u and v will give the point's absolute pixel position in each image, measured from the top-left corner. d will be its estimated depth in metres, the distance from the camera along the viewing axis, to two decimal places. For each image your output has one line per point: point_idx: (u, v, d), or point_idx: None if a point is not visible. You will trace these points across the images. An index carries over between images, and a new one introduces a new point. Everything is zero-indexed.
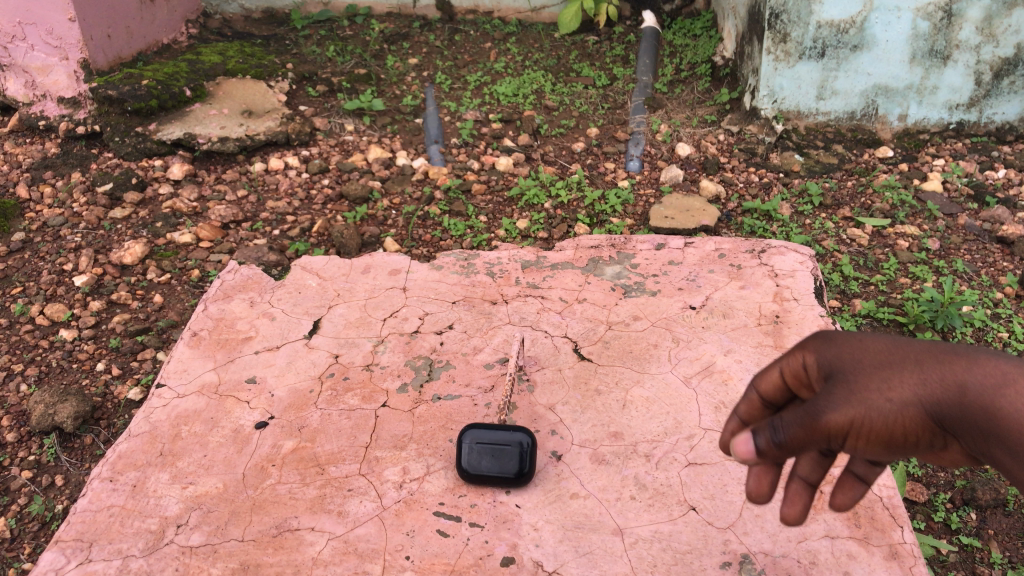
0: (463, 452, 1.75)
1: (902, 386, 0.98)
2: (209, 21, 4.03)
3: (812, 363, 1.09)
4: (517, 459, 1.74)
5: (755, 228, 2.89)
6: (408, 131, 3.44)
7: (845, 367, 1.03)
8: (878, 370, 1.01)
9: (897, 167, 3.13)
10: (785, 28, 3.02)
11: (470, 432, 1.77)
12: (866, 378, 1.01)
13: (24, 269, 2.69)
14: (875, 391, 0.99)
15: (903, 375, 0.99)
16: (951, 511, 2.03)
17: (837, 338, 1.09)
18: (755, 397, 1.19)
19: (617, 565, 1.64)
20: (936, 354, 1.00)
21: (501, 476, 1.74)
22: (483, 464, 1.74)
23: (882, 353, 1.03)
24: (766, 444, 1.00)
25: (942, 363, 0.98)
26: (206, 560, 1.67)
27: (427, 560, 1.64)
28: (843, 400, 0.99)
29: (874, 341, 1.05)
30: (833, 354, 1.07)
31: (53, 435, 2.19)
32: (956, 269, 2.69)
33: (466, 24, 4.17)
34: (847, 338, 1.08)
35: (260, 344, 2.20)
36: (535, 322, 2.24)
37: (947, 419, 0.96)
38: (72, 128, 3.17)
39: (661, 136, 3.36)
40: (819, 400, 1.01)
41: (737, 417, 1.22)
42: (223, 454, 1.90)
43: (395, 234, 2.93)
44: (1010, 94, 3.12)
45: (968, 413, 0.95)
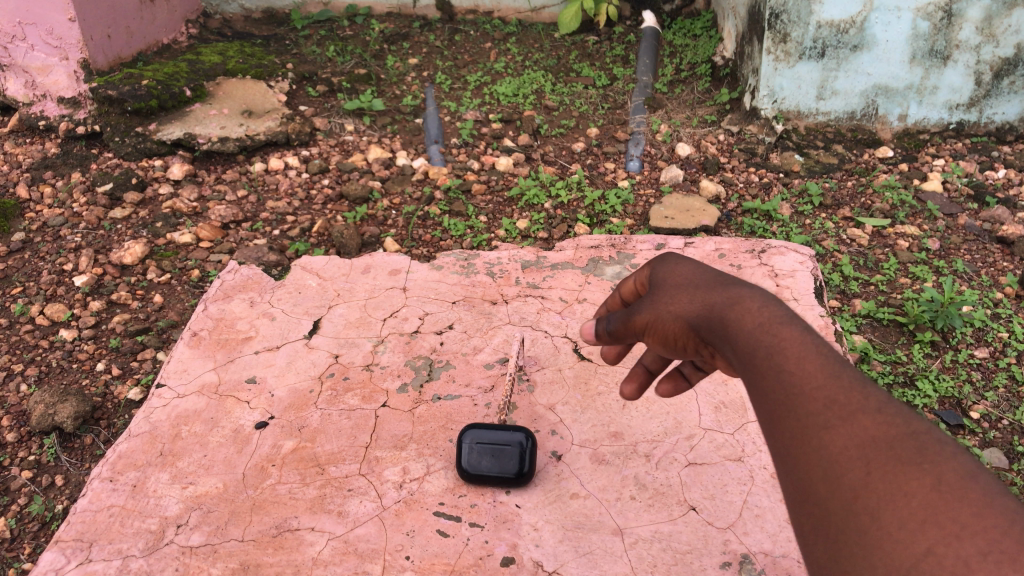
0: (462, 452, 1.75)
1: (680, 304, 1.06)
2: (209, 21, 4.03)
3: (646, 280, 1.20)
4: (517, 459, 1.74)
5: (755, 228, 2.89)
6: (408, 131, 3.44)
7: (659, 283, 1.14)
8: (677, 287, 1.09)
9: (897, 167, 3.13)
10: (785, 28, 3.02)
11: (469, 432, 1.77)
12: (667, 291, 1.10)
13: (24, 269, 2.69)
14: (664, 303, 1.08)
15: (687, 293, 1.06)
16: None
17: (669, 260, 1.17)
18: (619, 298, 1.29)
19: (617, 565, 1.64)
20: (722, 280, 1.06)
21: (501, 476, 1.74)
22: (483, 464, 1.74)
23: (689, 273, 1.10)
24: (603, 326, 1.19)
25: (717, 291, 1.03)
26: (206, 560, 1.67)
27: (427, 560, 1.64)
28: (648, 307, 1.12)
29: (686, 265, 1.13)
30: (660, 270, 1.16)
31: (53, 435, 2.19)
32: (956, 269, 2.69)
33: (466, 24, 4.17)
34: (675, 261, 1.15)
35: (260, 345, 2.20)
36: (535, 322, 2.24)
37: (700, 331, 1.02)
38: (72, 128, 3.17)
39: (661, 136, 3.36)
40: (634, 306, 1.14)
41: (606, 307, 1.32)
42: (223, 454, 1.90)
43: (395, 234, 2.93)
44: (1010, 95, 3.12)
45: (711, 324, 1.00)
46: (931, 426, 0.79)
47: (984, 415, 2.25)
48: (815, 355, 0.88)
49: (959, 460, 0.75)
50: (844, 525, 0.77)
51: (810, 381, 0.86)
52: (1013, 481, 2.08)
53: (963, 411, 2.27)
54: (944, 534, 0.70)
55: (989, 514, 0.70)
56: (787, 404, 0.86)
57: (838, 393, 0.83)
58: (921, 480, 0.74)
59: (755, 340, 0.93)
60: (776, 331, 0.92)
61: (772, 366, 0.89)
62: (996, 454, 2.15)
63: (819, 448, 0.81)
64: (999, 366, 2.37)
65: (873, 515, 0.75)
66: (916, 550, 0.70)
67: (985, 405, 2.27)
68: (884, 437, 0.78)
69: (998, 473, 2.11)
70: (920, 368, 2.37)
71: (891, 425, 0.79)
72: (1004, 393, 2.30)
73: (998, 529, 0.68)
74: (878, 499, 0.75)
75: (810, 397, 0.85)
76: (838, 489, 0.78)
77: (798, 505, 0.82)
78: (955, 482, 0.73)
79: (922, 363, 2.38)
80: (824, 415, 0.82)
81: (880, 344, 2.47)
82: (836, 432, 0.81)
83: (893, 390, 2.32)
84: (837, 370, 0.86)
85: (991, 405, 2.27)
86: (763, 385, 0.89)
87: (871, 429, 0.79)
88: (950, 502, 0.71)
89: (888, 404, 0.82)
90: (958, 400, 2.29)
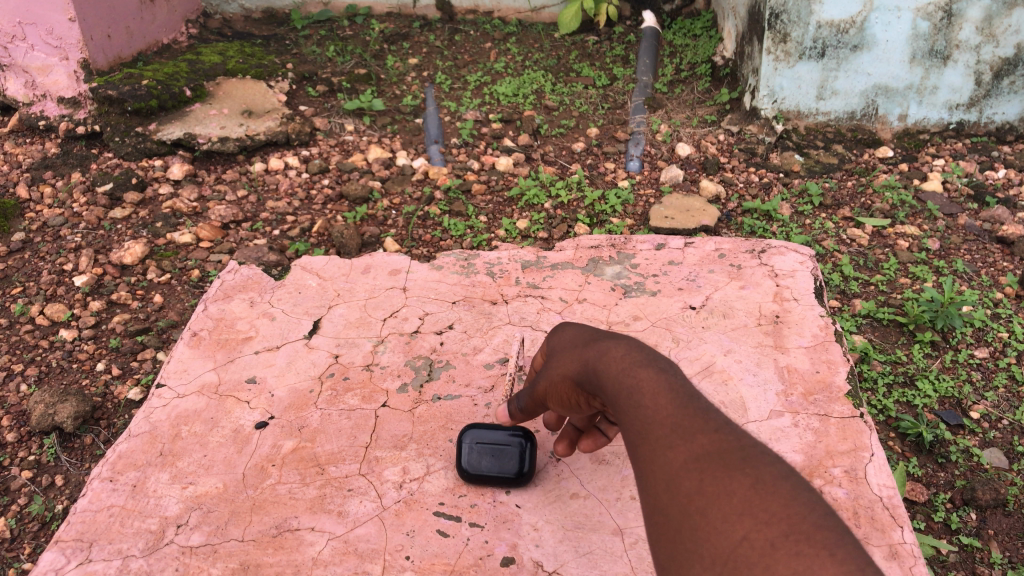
0: (462, 453, 1.75)
1: (564, 363, 1.20)
2: (209, 21, 4.03)
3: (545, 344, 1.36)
4: (517, 459, 1.74)
5: (755, 228, 2.89)
6: (408, 131, 3.44)
7: (552, 345, 1.28)
8: (563, 348, 1.24)
9: (897, 167, 3.13)
10: (785, 28, 3.02)
11: (469, 434, 1.77)
12: (556, 355, 1.25)
13: (24, 269, 2.69)
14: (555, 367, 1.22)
15: (569, 352, 1.20)
16: (951, 511, 2.03)
17: (560, 326, 1.32)
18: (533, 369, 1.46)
19: (617, 565, 1.64)
20: (598, 335, 1.19)
21: (502, 476, 1.74)
22: (483, 464, 1.74)
23: (572, 334, 1.25)
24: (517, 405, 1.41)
25: (590, 347, 1.17)
26: (206, 560, 1.67)
27: (427, 560, 1.64)
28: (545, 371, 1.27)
29: (571, 327, 1.28)
30: (553, 336, 1.31)
31: (53, 435, 2.19)
32: (956, 269, 2.69)
33: (466, 24, 4.17)
34: (562, 325, 1.30)
35: (260, 345, 2.20)
36: (535, 322, 2.24)
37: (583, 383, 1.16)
38: (72, 128, 3.17)
39: (661, 136, 3.36)
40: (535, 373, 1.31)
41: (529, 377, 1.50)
42: (223, 454, 1.90)
43: (395, 234, 2.93)
44: (1010, 95, 3.12)
45: (588, 377, 1.14)
46: (756, 440, 0.94)
47: (984, 415, 2.25)
48: (666, 388, 1.01)
49: (775, 464, 0.90)
50: (681, 526, 0.90)
51: (660, 411, 0.99)
52: (1013, 481, 2.08)
53: (962, 411, 2.26)
54: (757, 525, 0.84)
55: (794, 506, 0.85)
56: (641, 432, 0.99)
57: (683, 419, 0.97)
58: (742, 482, 0.88)
59: (618, 381, 1.06)
60: (635, 372, 1.05)
61: (630, 401, 1.03)
62: (996, 454, 2.15)
63: (664, 465, 0.94)
64: (999, 366, 2.37)
65: (703, 515, 0.88)
66: (735, 538, 0.84)
67: (985, 405, 2.27)
68: (716, 450, 0.92)
69: (998, 473, 2.11)
70: (920, 368, 2.37)
71: (722, 440, 0.93)
72: (1004, 393, 2.30)
73: (799, 516, 0.83)
74: (708, 502, 0.88)
75: (660, 424, 0.98)
76: (677, 496, 0.91)
77: (649, 516, 0.95)
78: (770, 482, 0.87)
79: (921, 363, 2.38)
80: (669, 437, 0.96)
81: (880, 344, 2.47)
82: (677, 450, 0.94)
83: (893, 390, 2.32)
84: (682, 399, 1.00)
85: (991, 405, 2.27)
86: (623, 417, 1.03)
87: (704, 444, 0.93)
88: (765, 498, 0.86)
89: (723, 424, 0.96)
90: (958, 400, 2.29)
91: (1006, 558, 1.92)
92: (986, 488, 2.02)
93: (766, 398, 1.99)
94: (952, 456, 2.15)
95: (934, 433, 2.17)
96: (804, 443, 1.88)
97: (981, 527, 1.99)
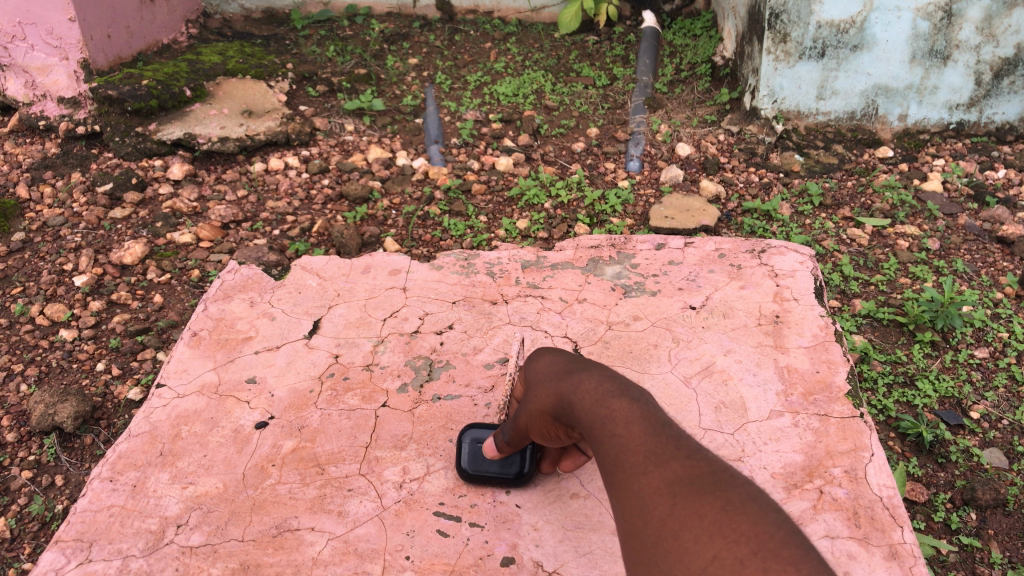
0: (462, 453, 1.78)
1: (541, 396, 1.24)
2: (209, 21, 4.03)
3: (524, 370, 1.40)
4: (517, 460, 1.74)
5: (755, 228, 2.89)
6: (408, 131, 3.44)
7: (529, 374, 1.32)
8: (539, 379, 1.27)
9: (897, 167, 3.13)
10: (785, 28, 3.02)
11: (467, 434, 1.80)
12: (533, 387, 1.28)
13: (24, 269, 2.69)
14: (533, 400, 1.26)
15: (544, 385, 1.23)
16: (951, 511, 2.03)
17: (536, 352, 1.36)
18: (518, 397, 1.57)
19: (616, 565, 1.64)
20: (573, 366, 1.23)
21: (501, 476, 1.74)
22: (482, 465, 1.76)
23: (548, 363, 1.28)
24: (502, 436, 1.48)
25: (564, 379, 1.20)
26: (206, 560, 1.67)
27: (427, 560, 1.64)
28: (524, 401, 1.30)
29: (548, 354, 1.31)
30: (530, 363, 1.35)
31: (53, 435, 2.19)
32: (956, 269, 2.69)
33: (466, 24, 4.17)
34: (540, 353, 1.34)
35: (260, 345, 2.20)
36: (535, 322, 2.24)
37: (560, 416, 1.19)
38: (72, 128, 3.17)
39: (661, 136, 3.36)
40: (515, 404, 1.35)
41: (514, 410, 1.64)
42: (223, 454, 1.90)
43: (395, 234, 2.93)
44: (1010, 95, 3.12)
45: (564, 410, 1.17)
46: (724, 463, 0.98)
47: (984, 415, 2.25)
48: (639, 417, 1.04)
49: (743, 486, 0.94)
50: (655, 549, 0.92)
51: (634, 439, 1.02)
52: (1013, 481, 2.08)
53: (962, 411, 2.26)
54: (728, 544, 0.87)
55: (762, 524, 0.88)
56: (615, 460, 1.02)
57: (655, 445, 1.00)
58: (713, 505, 0.91)
59: (592, 412, 1.09)
60: (607, 402, 1.08)
61: (604, 432, 1.06)
62: (996, 454, 2.15)
63: (638, 490, 0.97)
64: (999, 366, 2.37)
65: (676, 538, 0.91)
66: (707, 558, 0.87)
67: (985, 405, 2.27)
68: (687, 474, 0.95)
69: (998, 473, 2.11)
70: (920, 368, 2.37)
71: (694, 465, 0.96)
72: (1004, 393, 2.30)
73: (767, 535, 0.87)
74: (681, 524, 0.91)
75: (633, 451, 1.00)
76: (651, 520, 0.94)
77: (624, 539, 0.97)
78: (739, 503, 0.91)
79: (922, 363, 2.38)
80: (642, 464, 0.98)
81: (880, 344, 2.47)
82: (650, 475, 0.97)
83: (893, 390, 2.32)
84: (655, 426, 1.03)
85: (991, 405, 2.27)
86: (598, 446, 1.06)
87: (678, 469, 0.96)
88: (735, 518, 0.89)
89: (693, 448, 0.99)
90: (958, 400, 2.29)
91: (1006, 558, 1.92)
92: (986, 488, 2.02)
93: (766, 398, 1.99)
94: (952, 456, 2.15)
95: (933, 433, 2.17)
96: (804, 443, 1.88)
97: (981, 527, 1.99)
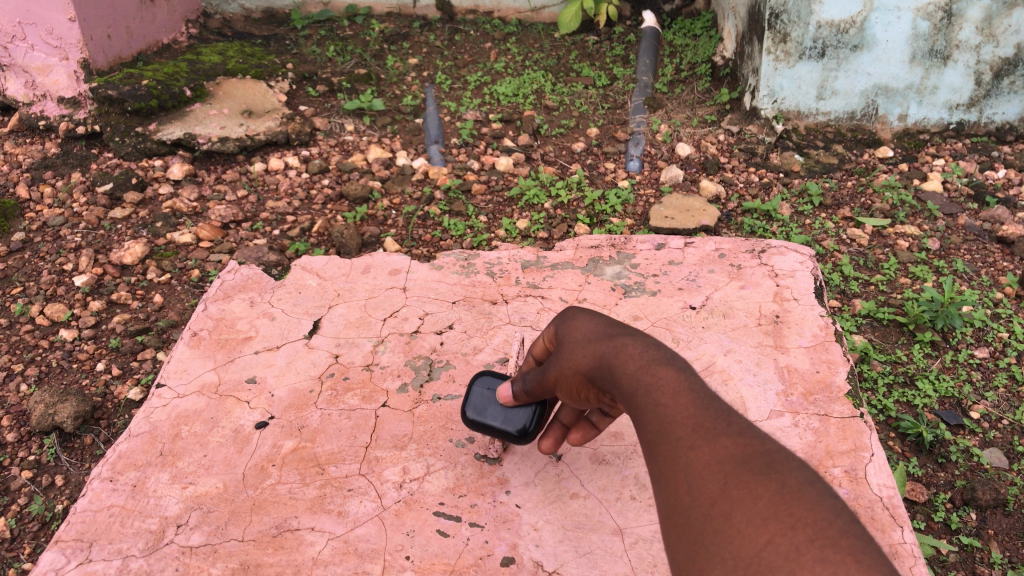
0: (469, 397, 1.62)
1: (577, 355, 1.26)
2: (209, 21, 4.03)
3: (549, 332, 1.41)
4: (525, 416, 1.54)
5: (755, 228, 2.89)
6: (408, 131, 3.44)
7: (561, 335, 1.33)
8: (575, 340, 1.28)
9: (897, 167, 3.13)
10: (785, 28, 3.02)
11: (481, 379, 1.64)
12: (566, 346, 1.30)
13: (24, 269, 2.69)
14: (565, 359, 1.28)
15: (583, 346, 1.25)
16: (951, 511, 2.02)
17: (566, 313, 1.38)
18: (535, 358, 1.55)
19: (617, 565, 1.64)
20: (610, 329, 1.26)
21: (503, 431, 1.56)
22: (486, 414, 1.59)
23: (584, 325, 1.30)
24: (521, 388, 1.47)
25: (604, 342, 1.22)
26: (206, 560, 1.67)
27: (427, 560, 1.64)
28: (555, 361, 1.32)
29: (582, 315, 1.33)
30: (560, 324, 1.36)
31: (53, 435, 2.19)
32: (956, 269, 2.69)
33: (466, 24, 4.17)
34: (571, 315, 1.36)
35: (260, 345, 2.20)
36: (535, 322, 2.24)
37: (595, 377, 1.22)
38: (72, 128, 3.17)
39: (661, 136, 3.36)
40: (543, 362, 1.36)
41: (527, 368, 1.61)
42: (223, 454, 1.90)
43: (395, 234, 2.93)
44: (1010, 95, 3.12)
45: (603, 373, 1.19)
46: (780, 446, 0.96)
47: (984, 415, 2.25)
48: (687, 390, 1.06)
49: (801, 471, 0.92)
50: (703, 528, 0.92)
51: (682, 411, 1.03)
52: (1013, 481, 2.08)
53: (963, 411, 2.26)
54: (782, 529, 0.86)
55: (820, 511, 0.86)
56: (662, 433, 1.03)
57: (705, 421, 1.00)
58: (767, 487, 0.90)
59: (637, 378, 1.11)
60: (654, 371, 1.10)
61: (649, 400, 1.07)
62: (996, 454, 2.15)
63: (686, 465, 0.97)
64: (999, 366, 2.37)
65: (726, 518, 0.90)
66: (759, 542, 0.86)
67: (985, 405, 2.27)
68: (740, 454, 0.95)
69: (998, 473, 2.11)
70: (920, 368, 2.37)
71: (746, 445, 0.96)
72: (1004, 393, 2.30)
73: (825, 522, 0.85)
74: (731, 505, 0.90)
75: (681, 424, 1.01)
76: (700, 498, 0.94)
77: (668, 516, 0.97)
78: (795, 487, 0.89)
79: (922, 363, 2.38)
80: (691, 438, 0.99)
81: (880, 344, 2.47)
82: (699, 451, 0.97)
83: (893, 390, 2.32)
84: (704, 403, 1.04)
85: (991, 405, 2.27)
86: (644, 415, 1.07)
87: (729, 447, 0.96)
88: (790, 503, 0.88)
89: (746, 430, 0.99)
90: (958, 400, 2.29)
91: (1006, 558, 1.92)
92: (986, 488, 2.02)
93: (766, 398, 1.99)
94: (952, 456, 2.15)
95: (933, 433, 2.17)
96: (804, 443, 1.88)
97: (981, 527, 1.98)
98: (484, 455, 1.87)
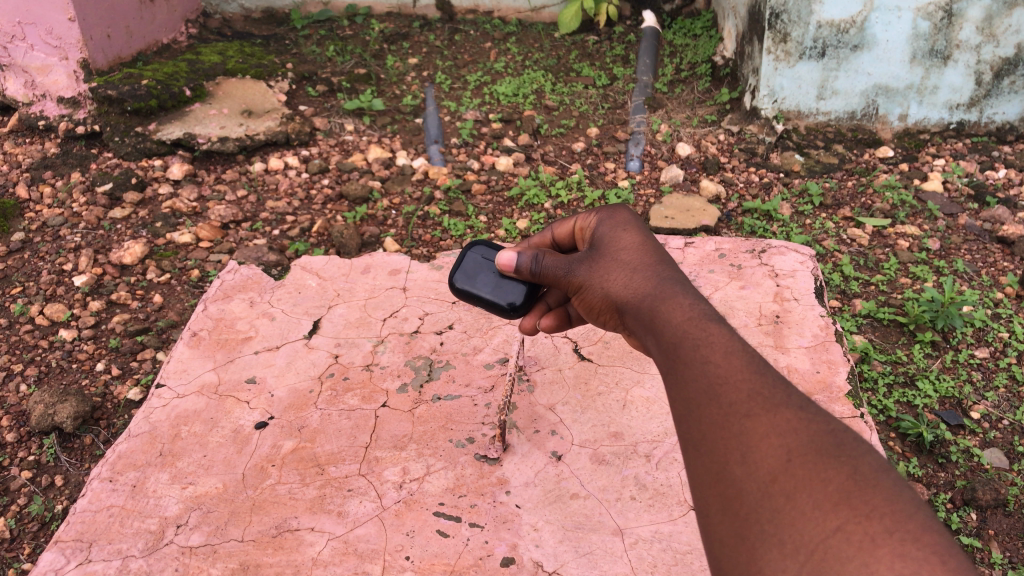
0: (461, 262, 1.63)
1: (618, 280, 1.30)
2: (209, 21, 4.02)
3: (595, 230, 1.46)
4: (516, 292, 1.57)
5: (755, 228, 2.89)
6: (408, 131, 3.43)
7: (606, 248, 1.38)
8: (619, 262, 1.33)
9: (897, 167, 3.13)
10: (785, 28, 3.02)
11: (477, 247, 1.64)
12: (607, 263, 1.35)
13: (24, 269, 2.69)
14: (601, 279, 1.34)
15: (628, 278, 1.29)
16: (951, 511, 2.02)
17: (619, 219, 1.43)
18: (549, 237, 1.61)
19: (617, 565, 1.64)
20: (658, 265, 1.29)
21: (492, 303, 1.59)
22: (477, 282, 1.60)
23: (635, 251, 1.34)
24: (527, 264, 1.47)
25: (652, 283, 1.24)
26: (206, 561, 1.66)
27: (427, 560, 1.64)
28: (590, 269, 1.37)
29: (633, 237, 1.37)
30: (608, 230, 1.42)
31: (53, 435, 2.19)
32: (956, 269, 2.69)
33: (466, 24, 4.16)
34: (624, 224, 1.41)
35: (260, 345, 2.20)
36: None
37: (625, 309, 1.27)
38: (72, 128, 3.16)
39: (661, 136, 3.35)
40: (574, 261, 1.40)
41: (531, 244, 1.64)
42: (222, 454, 1.90)
43: (395, 234, 2.93)
44: (1010, 95, 3.12)
45: (640, 311, 1.22)
46: (844, 426, 0.95)
47: (984, 415, 2.25)
48: (740, 351, 1.04)
49: (870, 456, 0.91)
50: (760, 505, 0.90)
51: (734, 373, 1.01)
52: (1013, 481, 2.07)
53: (963, 411, 2.26)
54: (855, 517, 0.84)
55: (898, 502, 0.85)
56: (709, 393, 1.00)
57: (762, 388, 0.99)
58: (838, 471, 0.89)
59: (683, 326, 1.11)
60: (704, 324, 1.10)
61: (696, 352, 1.06)
62: (997, 454, 2.15)
63: (740, 432, 0.95)
64: (999, 366, 2.37)
65: (787, 498, 0.89)
66: (829, 528, 0.84)
67: (985, 405, 2.27)
68: (804, 431, 0.93)
69: (998, 473, 2.10)
70: (920, 368, 2.37)
71: (811, 421, 0.94)
72: (1004, 393, 2.30)
73: (905, 515, 0.84)
74: (796, 485, 0.89)
75: (734, 388, 0.99)
76: (758, 472, 0.92)
77: (711, 484, 0.96)
78: (867, 474, 0.88)
79: (922, 363, 2.38)
80: (748, 406, 0.97)
81: (880, 344, 2.46)
82: (757, 421, 0.95)
83: (893, 390, 2.32)
84: (757, 367, 1.02)
85: (991, 405, 2.27)
86: (685, 368, 1.05)
87: (791, 420, 0.94)
88: (864, 491, 0.87)
89: (807, 404, 0.98)
90: (959, 401, 2.29)
91: (1006, 558, 1.92)
92: (986, 488, 2.01)
93: None
94: (952, 456, 2.14)
95: (934, 433, 2.17)
96: None
97: (981, 527, 1.98)
98: (484, 455, 1.87)
